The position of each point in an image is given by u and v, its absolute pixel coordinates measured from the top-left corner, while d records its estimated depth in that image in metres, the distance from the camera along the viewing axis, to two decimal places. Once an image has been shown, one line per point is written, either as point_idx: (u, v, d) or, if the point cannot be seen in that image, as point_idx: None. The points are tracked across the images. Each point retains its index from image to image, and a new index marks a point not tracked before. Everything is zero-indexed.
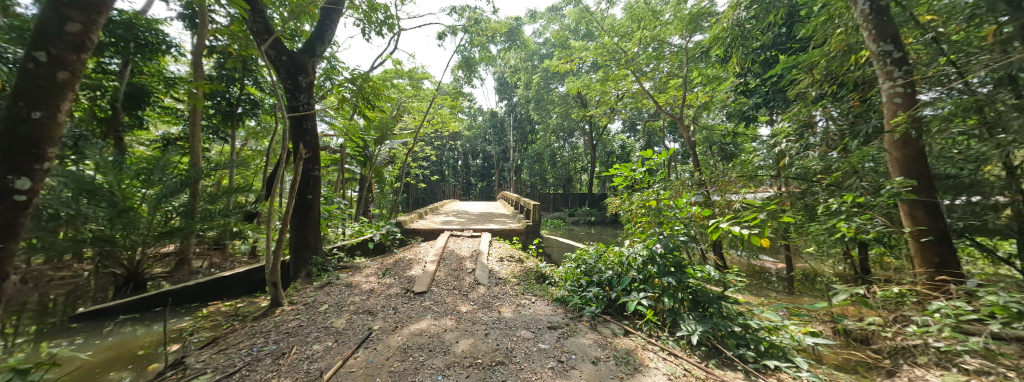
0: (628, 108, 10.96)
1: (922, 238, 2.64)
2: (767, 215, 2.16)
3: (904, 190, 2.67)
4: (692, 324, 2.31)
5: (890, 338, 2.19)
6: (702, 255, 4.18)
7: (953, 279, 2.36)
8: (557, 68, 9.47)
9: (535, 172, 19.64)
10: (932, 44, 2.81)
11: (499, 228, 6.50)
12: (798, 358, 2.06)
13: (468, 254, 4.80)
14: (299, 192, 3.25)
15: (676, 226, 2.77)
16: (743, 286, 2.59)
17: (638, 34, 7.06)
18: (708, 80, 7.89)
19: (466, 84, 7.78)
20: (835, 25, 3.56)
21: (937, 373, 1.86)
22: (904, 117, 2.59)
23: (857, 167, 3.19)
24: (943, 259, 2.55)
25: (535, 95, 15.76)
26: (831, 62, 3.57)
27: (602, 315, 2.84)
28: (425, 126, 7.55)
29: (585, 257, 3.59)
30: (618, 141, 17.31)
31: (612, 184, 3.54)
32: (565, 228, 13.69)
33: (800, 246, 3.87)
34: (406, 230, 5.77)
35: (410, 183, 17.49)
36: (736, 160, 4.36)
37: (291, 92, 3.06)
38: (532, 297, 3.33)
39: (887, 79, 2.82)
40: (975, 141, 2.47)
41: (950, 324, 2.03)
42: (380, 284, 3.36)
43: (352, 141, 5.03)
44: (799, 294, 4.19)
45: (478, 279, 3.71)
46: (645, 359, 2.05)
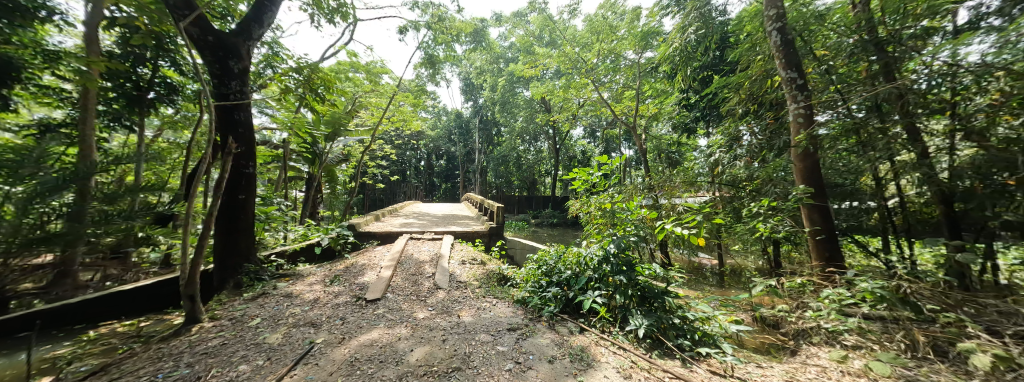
0: (588, 116, 11.51)
1: (818, 236, 3.14)
2: (703, 217, 2.40)
3: (805, 196, 3.15)
4: (639, 318, 2.48)
5: (795, 322, 2.57)
6: (652, 254, 4.53)
7: (839, 270, 2.85)
8: (521, 73, 9.61)
9: (500, 174, 19.68)
10: (825, 74, 3.38)
11: (461, 230, 6.39)
12: (724, 344, 2.32)
13: (428, 257, 4.64)
14: (228, 192, 2.85)
15: (628, 228, 2.96)
16: (683, 281, 2.84)
17: (597, 46, 7.47)
18: (658, 94, 8.65)
19: (428, 83, 7.55)
20: (756, 52, 4.13)
21: (827, 349, 2.22)
22: (806, 134, 3.08)
23: (772, 175, 3.70)
24: (832, 253, 3.06)
25: (501, 98, 15.83)
26: (753, 84, 4.12)
27: (560, 314, 2.93)
28: (383, 123, 7.16)
29: (545, 258, 3.68)
30: (579, 146, 18.09)
31: (572, 187, 3.64)
32: (529, 230, 13.89)
33: (730, 245, 4.38)
34: (360, 233, 5.40)
35: (366, 183, 16.44)
36: (681, 167, 4.80)
37: (219, 78, 2.68)
38: (493, 299, 3.32)
39: (793, 102, 3.32)
40: (854, 157, 3.01)
41: (837, 308, 2.44)
42: (326, 292, 3.09)
43: (298, 136, 4.59)
44: (728, 287, 4.74)
45: (438, 283, 3.60)
46: (598, 355, 2.15)
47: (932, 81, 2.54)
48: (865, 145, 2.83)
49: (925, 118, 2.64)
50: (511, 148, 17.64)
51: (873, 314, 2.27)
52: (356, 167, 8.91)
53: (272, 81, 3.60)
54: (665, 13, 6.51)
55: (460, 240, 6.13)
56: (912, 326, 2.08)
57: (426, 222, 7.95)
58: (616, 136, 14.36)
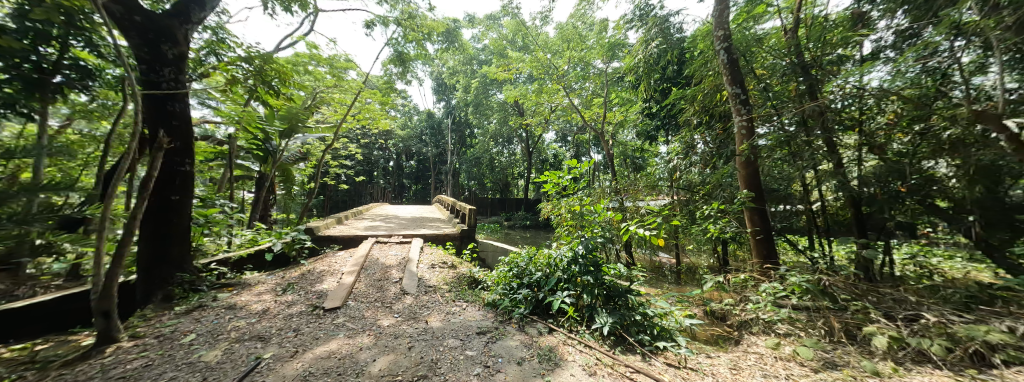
0: (559, 120, 11.81)
1: (757, 236, 3.48)
2: (663, 219, 2.55)
3: (747, 200, 3.47)
4: (604, 316, 2.58)
5: (738, 314, 2.81)
6: (618, 255, 4.74)
7: (775, 266, 3.18)
8: (495, 76, 9.63)
9: (472, 176, 19.50)
10: (763, 91, 3.79)
11: (431, 233, 6.22)
12: (679, 338, 2.49)
13: (395, 262, 4.45)
14: (158, 192, 2.52)
15: (595, 230, 3.07)
16: (644, 280, 3.00)
17: (568, 54, 7.73)
18: (624, 102, 9.12)
19: (397, 81, 7.28)
20: (708, 69, 4.51)
21: (764, 338, 2.47)
22: (750, 144, 3.41)
23: (721, 181, 4.05)
24: (768, 251, 3.41)
25: (474, 100, 15.71)
26: (706, 97, 4.48)
27: (530, 315, 2.95)
28: (348, 121, 6.77)
29: (516, 260, 3.70)
30: (551, 150, 18.47)
31: (543, 190, 3.65)
32: (501, 232, 13.91)
33: (686, 245, 4.71)
34: (317, 238, 5.04)
35: (328, 184, 15.41)
36: (644, 172, 5.09)
37: (148, 63, 2.37)
38: (463, 303, 3.26)
39: (738, 115, 3.60)
40: (787, 165, 3.39)
41: (773, 300, 2.73)
42: (277, 302, 2.84)
43: (247, 131, 4.19)
44: (685, 284, 5.10)
45: (405, 289, 3.46)
46: (565, 354, 2.20)
47: (845, 101, 2.95)
48: (797, 156, 3.19)
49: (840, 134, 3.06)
50: (484, 150, 17.58)
51: (801, 305, 2.56)
52: (316, 166, 8.33)
53: (216, 70, 3.27)
54: (630, 27, 6.90)
55: (430, 243, 5.97)
56: (831, 314, 2.38)
57: (393, 225, 7.65)
58: (586, 141, 14.87)
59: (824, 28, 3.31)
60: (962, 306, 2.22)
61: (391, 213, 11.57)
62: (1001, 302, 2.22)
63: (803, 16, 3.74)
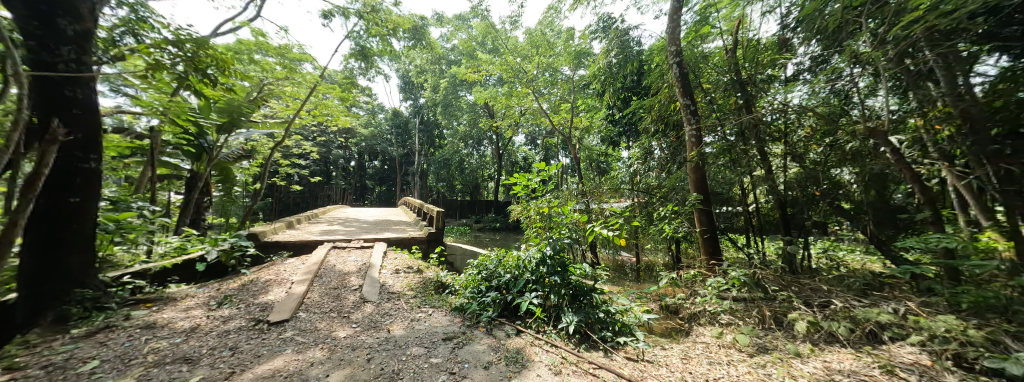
0: (529, 124, 11.96)
1: (705, 235, 3.79)
2: (625, 220, 2.67)
3: (697, 202, 3.76)
4: (570, 315, 2.65)
5: (688, 307, 3.04)
6: (584, 255, 4.89)
7: (719, 262, 3.48)
8: (464, 76, 9.52)
9: (440, 178, 19.02)
10: (709, 103, 4.16)
11: (396, 237, 5.95)
12: (638, 332, 2.63)
13: (354, 268, 4.18)
14: (51, 192, 2.11)
15: (562, 231, 3.13)
16: (608, 279, 3.12)
17: (537, 59, 7.89)
18: (590, 109, 9.48)
19: (359, 76, 6.89)
20: (663, 80, 4.85)
21: (710, 328, 2.70)
22: (700, 150, 3.71)
23: (675, 185, 4.36)
24: (714, 248, 3.73)
25: (443, 100, 15.37)
26: (661, 106, 4.80)
27: (498, 318, 2.93)
28: (303, 117, 6.26)
29: (485, 263, 3.65)
30: (521, 152, 18.68)
31: (512, 192, 3.61)
32: (471, 234, 13.71)
33: (645, 244, 5.00)
34: (262, 245, 4.57)
35: (278, 185, 14.08)
36: (608, 175, 5.33)
37: (39, 39, 1.97)
38: (429, 309, 3.15)
39: (688, 123, 3.90)
40: (729, 171, 3.75)
41: (718, 293, 2.98)
42: (210, 318, 2.52)
43: (176, 124, 3.69)
44: (643, 281, 5.40)
45: (365, 296, 3.26)
46: (532, 355, 2.21)
47: (774, 115, 3.34)
48: (737, 162, 3.54)
49: (770, 144, 3.44)
50: (453, 151, 17.30)
51: (740, 297, 2.83)
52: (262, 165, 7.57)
53: (134, 53, 2.85)
54: (595, 37, 7.22)
55: (395, 247, 5.71)
56: (763, 304, 2.67)
57: (353, 229, 7.20)
58: (554, 145, 15.27)
59: (757, 50, 3.72)
60: (863, 292, 2.60)
61: (353, 216, 10.90)
62: (890, 288, 2.64)
63: (741, 37, 4.17)
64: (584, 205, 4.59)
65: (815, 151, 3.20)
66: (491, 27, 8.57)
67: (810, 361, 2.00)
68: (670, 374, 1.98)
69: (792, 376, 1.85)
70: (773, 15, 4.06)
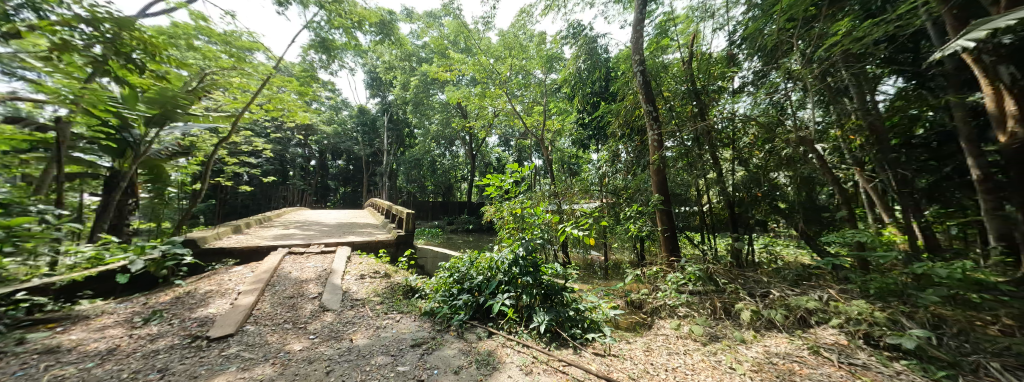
0: (502, 125, 11.93)
1: (666, 233, 4.01)
2: (595, 221, 2.72)
3: (659, 203, 3.96)
4: (541, 315, 2.67)
5: (650, 301, 3.19)
6: (556, 255, 4.97)
7: (679, 258, 3.70)
8: (434, 75, 9.28)
9: (411, 179, 18.39)
10: (669, 110, 4.41)
11: (361, 241, 5.65)
12: (605, 328, 2.72)
13: (313, 275, 3.89)
14: None
15: (535, 231, 3.13)
16: (578, 278, 3.18)
17: (510, 61, 7.90)
18: (562, 112, 9.67)
19: (319, 69, 6.46)
20: (628, 87, 5.07)
21: (670, 320, 2.86)
22: (662, 154, 3.92)
23: (640, 186, 4.57)
24: (674, 246, 3.95)
25: (413, 98, 14.85)
26: (627, 112, 5.01)
27: (469, 321, 2.88)
28: (254, 111, 5.71)
29: (457, 265, 3.56)
30: (494, 153, 18.64)
31: (485, 193, 3.53)
32: (442, 237, 13.37)
33: (612, 243, 5.19)
34: (202, 252, 4.10)
35: (226, 186, 12.74)
36: (579, 177, 5.46)
37: None
38: (396, 314, 3.01)
39: (651, 128, 4.11)
40: (687, 173, 4.00)
41: (677, 288, 3.16)
42: (135, 337, 2.21)
43: (90, 115, 3.18)
44: (610, 278, 5.61)
45: (324, 305, 3.05)
46: (503, 356, 2.19)
47: (725, 122, 3.63)
48: (694, 165, 3.78)
49: (721, 149, 3.73)
50: (424, 151, 16.84)
51: (696, 290, 3.04)
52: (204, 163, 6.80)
53: (34, 30, 2.41)
54: (565, 42, 7.40)
55: (360, 251, 5.42)
56: (715, 296, 2.88)
57: (313, 232, 6.72)
58: (526, 146, 15.42)
59: (710, 63, 4.02)
60: (798, 282, 2.90)
61: (313, 219, 10.20)
62: (820, 278, 2.97)
63: (698, 51, 4.48)
64: (556, 206, 4.64)
65: (758, 156, 3.54)
66: (463, 26, 8.43)
67: (753, 346, 2.20)
68: (634, 367, 2.06)
69: (739, 361, 2.01)
70: (723, 31, 4.42)
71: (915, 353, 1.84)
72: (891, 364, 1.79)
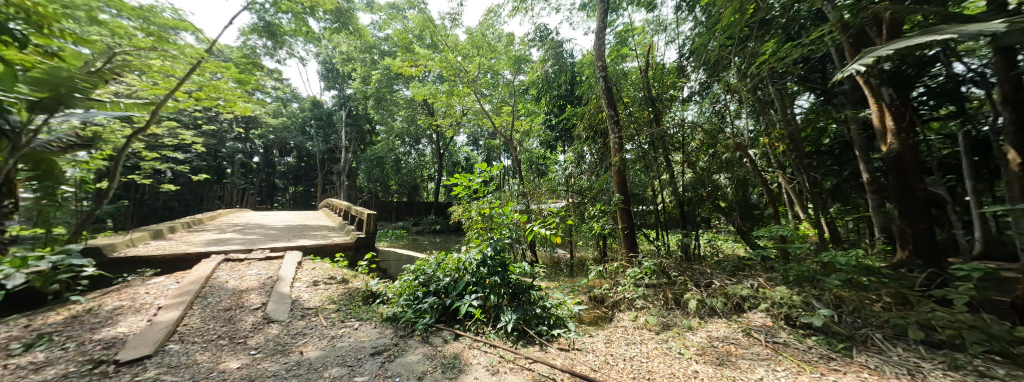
0: (470, 124, 11.76)
1: (625, 231, 4.24)
2: (560, 220, 2.79)
3: (620, 203, 4.18)
4: (509, 314, 2.69)
5: (611, 295, 3.36)
6: (524, 254, 5.04)
7: (637, 254, 3.93)
8: (398, 70, 8.89)
9: (373, 178, 17.44)
10: (628, 116, 4.67)
11: (315, 244, 5.26)
12: (569, 323, 2.81)
13: (259, 283, 3.56)
14: None
15: (503, 231, 3.14)
16: (545, 276, 3.24)
17: (478, 60, 7.83)
18: (530, 113, 9.80)
19: (263, 57, 5.87)
20: (592, 92, 5.30)
21: (628, 312, 3.04)
22: (622, 156, 4.15)
23: (603, 186, 4.79)
24: (632, 242, 4.19)
25: (375, 93, 14.09)
26: (591, 115, 5.23)
27: (435, 324, 2.82)
28: (184, 101, 5.02)
29: (423, 267, 3.47)
30: (462, 152, 18.36)
31: (452, 192, 3.45)
32: (408, 238, 12.87)
33: (577, 240, 5.37)
34: (110, 262, 3.54)
35: (149, 185, 11.06)
36: (546, 178, 5.57)
37: None
38: (355, 322, 2.85)
39: (613, 131, 4.32)
40: (644, 175, 4.27)
41: (635, 282, 3.37)
42: (20, 366, 1.85)
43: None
44: (575, 275, 5.81)
45: (269, 315, 2.80)
46: (469, 358, 2.18)
47: (676, 129, 3.94)
48: (650, 166, 4.05)
49: (673, 152, 4.04)
50: (388, 149, 16.12)
51: (651, 283, 3.26)
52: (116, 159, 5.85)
53: None
54: (532, 45, 7.51)
55: (313, 256, 5.04)
56: (667, 288, 3.12)
57: (257, 237, 6.10)
58: (495, 146, 15.45)
59: (663, 73, 4.33)
60: (735, 273, 3.24)
61: (258, 222, 9.25)
62: (753, 268, 3.35)
63: (654, 61, 4.81)
64: (524, 206, 4.73)
65: (703, 159, 3.89)
66: (429, 21, 8.17)
67: (698, 332, 2.42)
68: (596, 359, 2.16)
69: (686, 347, 2.21)
70: (674, 44, 4.79)
71: (822, 330, 2.16)
72: (806, 340, 2.09)
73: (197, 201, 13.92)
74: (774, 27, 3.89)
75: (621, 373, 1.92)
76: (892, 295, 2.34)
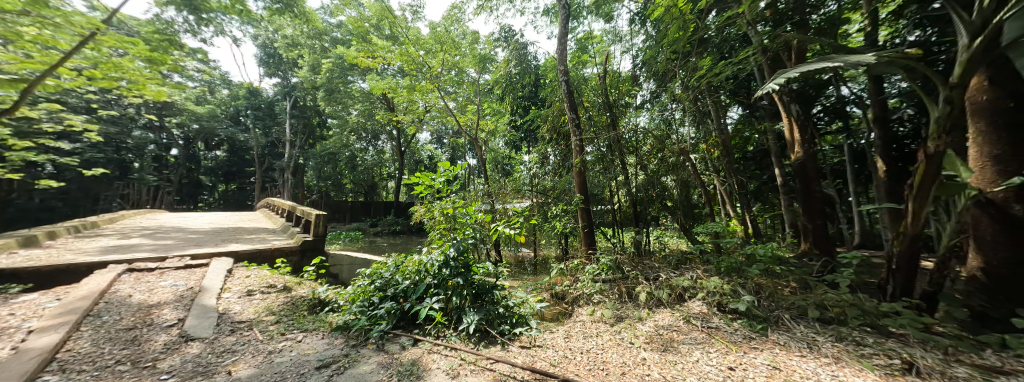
0: (434, 121, 11.42)
1: (585, 229, 4.42)
2: (524, 220, 2.83)
3: (581, 203, 4.35)
4: (471, 315, 2.68)
5: (571, 291, 3.51)
6: (488, 254, 5.05)
7: (595, 251, 4.13)
8: (354, 60, 8.32)
9: (324, 176, 16.09)
10: (587, 119, 4.90)
11: (251, 249, 4.70)
12: (531, 321, 2.87)
13: (179, 296, 3.08)
14: None
15: (467, 231, 3.10)
16: (508, 275, 3.26)
17: (441, 56, 7.65)
18: (495, 112, 9.81)
19: (183, 35, 5.10)
20: (555, 95, 5.47)
21: (586, 307, 3.19)
22: (582, 157, 4.34)
23: (564, 187, 4.96)
24: (591, 240, 4.38)
25: (326, 83, 13.00)
26: (554, 118, 5.40)
27: (392, 331, 2.70)
28: (75, 79, 4.16)
29: (379, 271, 3.31)
30: (425, 150, 17.75)
31: (413, 192, 3.30)
32: (364, 240, 12.09)
33: (541, 239, 5.51)
34: None
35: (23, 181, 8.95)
36: (511, 177, 5.62)
37: None
38: (300, 334, 2.62)
39: (574, 134, 4.49)
40: (602, 176, 4.51)
41: (593, 278, 3.56)
42: None
43: None
44: (539, 273, 5.95)
45: (188, 332, 2.42)
46: (429, 363, 2.12)
47: (630, 134, 4.23)
48: (607, 168, 4.29)
49: (627, 155, 4.31)
50: (341, 145, 15.03)
51: (607, 278, 3.46)
52: None
53: None
54: (497, 45, 7.53)
55: (248, 263, 4.50)
56: (621, 282, 3.34)
57: (174, 242, 5.26)
58: (459, 145, 15.24)
59: (619, 81, 4.63)
60: (678, 266, 3.58)
61: (179, 224, 8.00)
62: (693, 261, 3.72)
63: (610, 69, 5.13)
64: (489, 206, 4.76)
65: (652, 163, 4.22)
66: (388, 11, 7.75)
67: (646, 322, 2.63)
68: (555, 354, 2.24)
69: (636, 336, 2.40)
70: (629, 54, 5.14)
71: (746, 314, 2.48)
72: (732, 324, 2.38)
73: (94, 201, 11.56)
74: (711, 45, 4.36)
75: (579, 366, 2.02)
76: (797, 281, 2.77)
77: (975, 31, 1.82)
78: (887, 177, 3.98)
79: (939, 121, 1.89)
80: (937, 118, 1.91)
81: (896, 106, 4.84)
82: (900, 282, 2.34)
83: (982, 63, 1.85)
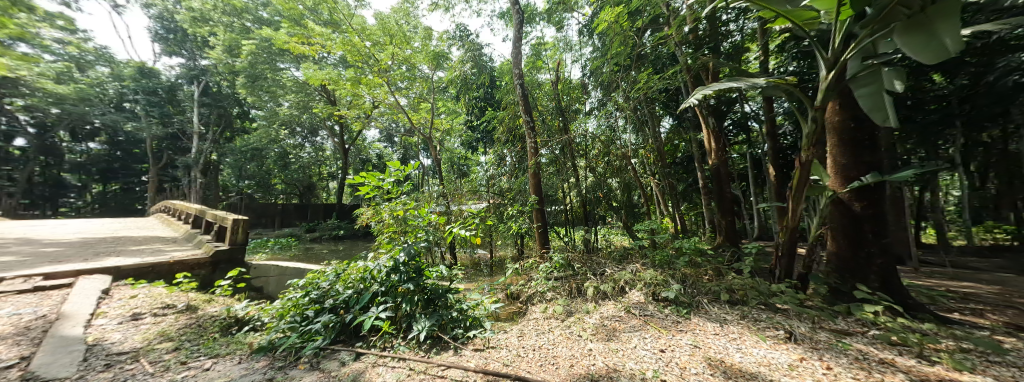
0: (384, 118, 10.70)
1: (539, 230, 4.52)
2: (478, 221, 2.80)
3: (536, 204, 4.44)
4: (422, 321, 2.58)
5: (525, 290, 3.62)
6: (443, 258, 4.90)
7: (548, 249, 4.28)
8: (285, 45, 7.41)
9: (245, 175, 13.92)
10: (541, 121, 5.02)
11: (139, 264, 3.84)
12: (486, 323, 2.87)
13: (30, 327, 2.39)
14: None
15: (418, 234, 2.96)
16: (462, 277, 3.20)
17: (390, 49, 7.16)
18: (450, 111, 9.59)
19: None
20: (511, 97, 5.57)
21: (539, 305, 3.30)
22: (537, 159, 4.48)
23: (520, 188, 5.04)
24: (545, 241, 4.45)
25: (248, 67, 11.31)
26: (509, 120, 5.48)
27: (330, 346, 2.47)
28: None
29: (316, 281, 2.99)
30: (373, 149, 16.56)
31: (357, 193, 3.03)
32: (299, 248, 10.81)
33: (496, 239, 5.53)
34: None
35: None
36: (467, 178, 5.55)
37: None
38: (210, 360, 2.23)
39: (530, 136, 4.59)
40: (555, 177, 4.64)
41: (546, 276, 3.70)
42: None
43: None
44: (494, 274, 5.96)
45: (32, 372, 1.83)
46: (373, 376, 2.00)
47: (580, 138, 4.50)
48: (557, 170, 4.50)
49: (577, 158, 4.57)
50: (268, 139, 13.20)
51: (559, 275, 3.64)
52: None
53: None
54: (452, 43, 7.38)
55: (136, 280, 3.68)
56: (569, 278, 3.55)
57: (23, 258, 4.05)
58: (411, 144, 14.59)
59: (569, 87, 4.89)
60: (622, 261, 3.89)
61: (27, 236, 6.14)
62: (633, 255, 4.09)
63: (562, 76, 5.40)
64: (444, 207, 4.66)
65: (599, 166, 4.54)
66: None
67: (592, 315, 2.83)
68: (508, 353, 2.29)
69: (584, 329, 2.56)
70: (578, 63, 5.50)
71: (674, 301, 2.82)
72: (663, 311, 2.70)
73: None
74: (646, 61, 4.87)
75: (531, 363, 2.09)
76: (712, 269, 3.23)
77: (831, 64, 2.26)
78: (776, 181, 4.85)
79: (808, 136, 2.38)
80: (807, 133, 2.40)
81: (782, 123, 5.93)
82: (784, 264, 2.89)
83: (835, 91, 2.32)
